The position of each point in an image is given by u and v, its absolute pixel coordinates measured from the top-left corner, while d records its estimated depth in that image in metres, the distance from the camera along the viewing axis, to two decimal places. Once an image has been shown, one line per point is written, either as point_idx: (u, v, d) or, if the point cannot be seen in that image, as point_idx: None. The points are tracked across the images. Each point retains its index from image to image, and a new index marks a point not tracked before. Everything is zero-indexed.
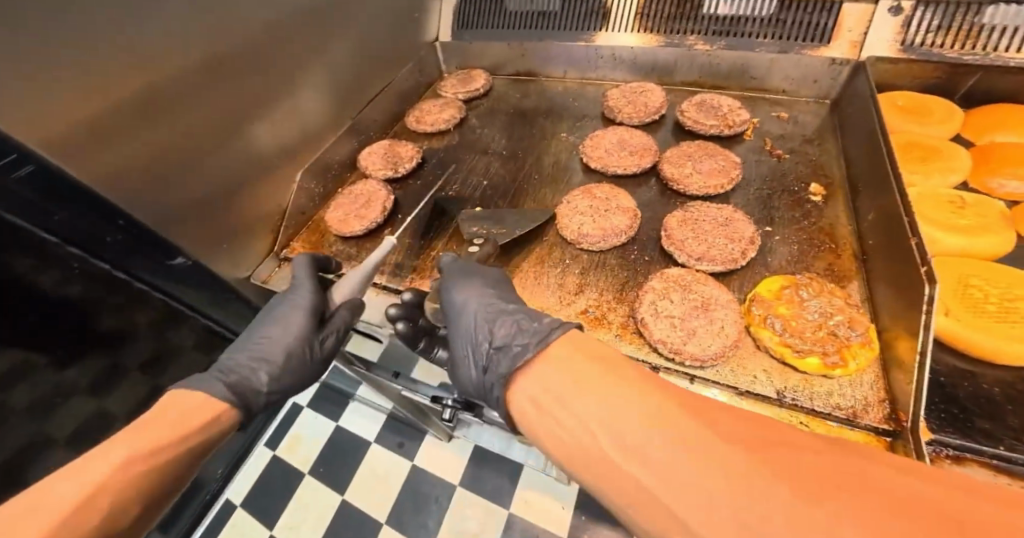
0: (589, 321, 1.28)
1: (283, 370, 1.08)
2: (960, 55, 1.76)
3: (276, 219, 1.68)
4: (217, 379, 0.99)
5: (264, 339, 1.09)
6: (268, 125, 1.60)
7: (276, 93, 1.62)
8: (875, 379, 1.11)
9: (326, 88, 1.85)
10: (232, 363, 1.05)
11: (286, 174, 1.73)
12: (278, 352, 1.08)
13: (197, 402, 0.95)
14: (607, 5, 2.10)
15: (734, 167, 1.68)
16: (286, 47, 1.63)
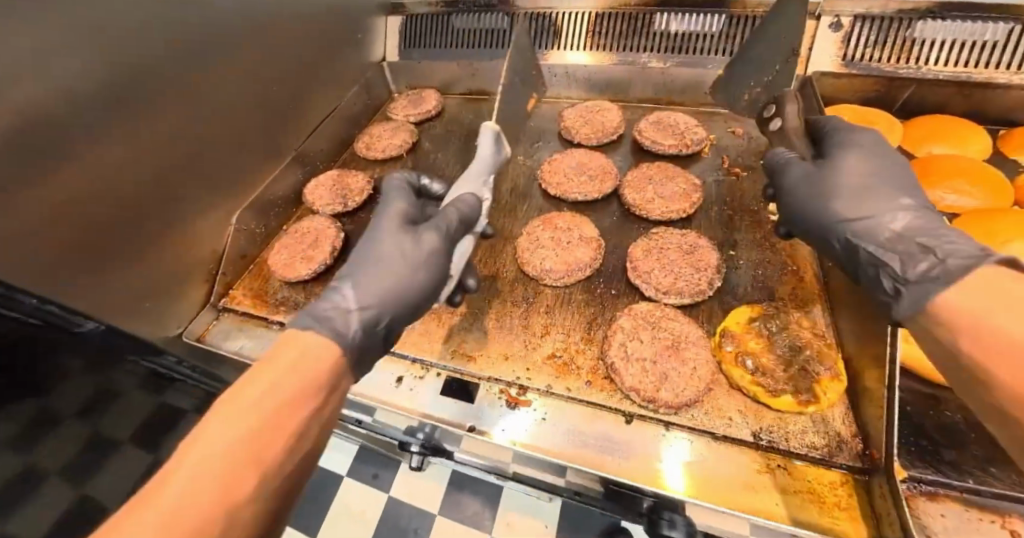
0: (557, 368, 1.25)
1: (385, 295, 1.06)
2: (895, 69, 1.81)
3: (211, 263, 1.59)
4: (309, 312, 0.99)
5: (365, 257, 1.12)
6: (181, 168, 1.48)
7: (191, 131, 1.51)
8: (846, 413, 1.13)
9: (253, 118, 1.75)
10: (345, 283, 1.08)
11: (215, 219, 1.62)
12: (373, 275, 1.08)
13: (311, 339, 0.92)
14: (558, 22, 2.06)
15: (695, 190, 1.66)
16: (196, 81, 1.51)
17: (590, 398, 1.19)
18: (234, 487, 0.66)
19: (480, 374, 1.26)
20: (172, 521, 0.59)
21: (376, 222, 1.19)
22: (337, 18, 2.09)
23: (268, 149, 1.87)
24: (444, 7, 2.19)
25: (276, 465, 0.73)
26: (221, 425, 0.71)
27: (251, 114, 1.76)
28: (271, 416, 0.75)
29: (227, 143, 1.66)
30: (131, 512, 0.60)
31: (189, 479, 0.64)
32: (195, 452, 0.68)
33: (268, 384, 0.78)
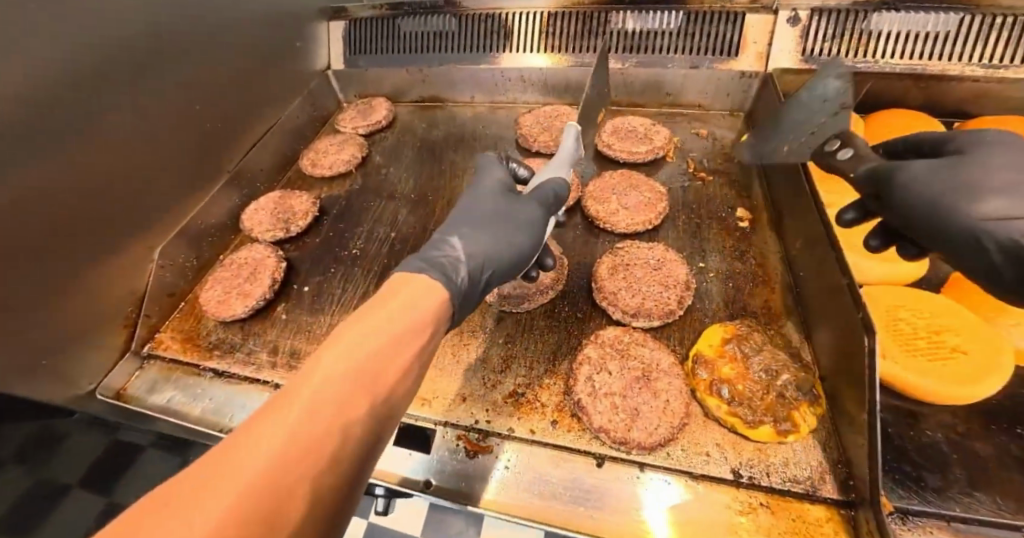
0: (519, 407, 1.19)
1: (491, 248, 1.11)
2: (854, 63, 1.75)
3: (130, 300, 1.45)
4: (423, 257, 1.01)
5: (472, 215, 1.19)
6: (89, 202, 1.32)
7: (103, 161, 1.35)
8: (827, 439, 1.08)
9: (177, 140, 1.60)
10: (452, 237, 1.11)
11: (136, 254, 1.48)
12: (477, 233, 1.13)
13: (428, 282, 0.91)
14: (509, 23, 1.96)
15: (660, 199, 1.58)
16: (111, 105, 1.36)
17: (558, 440, 1.12)
18: (356, 405, 0.62)
19: (439, 420, 1.17)
20: (294, 434, 0.54)
21: (477, 191, 1.28)
22: (274, 25, 1.93)
23: (198, 172, 1.71)
24: (390, 10, 2.08)
25: (390, 396, 0.69)
26: (338, 350, 0.67)
27: (179, 136, 1.60)
28: (384, 347, 0.71)
29: (147, 170, 1.50)
30: (255, 422, 0.55)
31: (312, 394, 0.60)
32: (315, 370, 0.63)
33: (379, 319, 0.75)
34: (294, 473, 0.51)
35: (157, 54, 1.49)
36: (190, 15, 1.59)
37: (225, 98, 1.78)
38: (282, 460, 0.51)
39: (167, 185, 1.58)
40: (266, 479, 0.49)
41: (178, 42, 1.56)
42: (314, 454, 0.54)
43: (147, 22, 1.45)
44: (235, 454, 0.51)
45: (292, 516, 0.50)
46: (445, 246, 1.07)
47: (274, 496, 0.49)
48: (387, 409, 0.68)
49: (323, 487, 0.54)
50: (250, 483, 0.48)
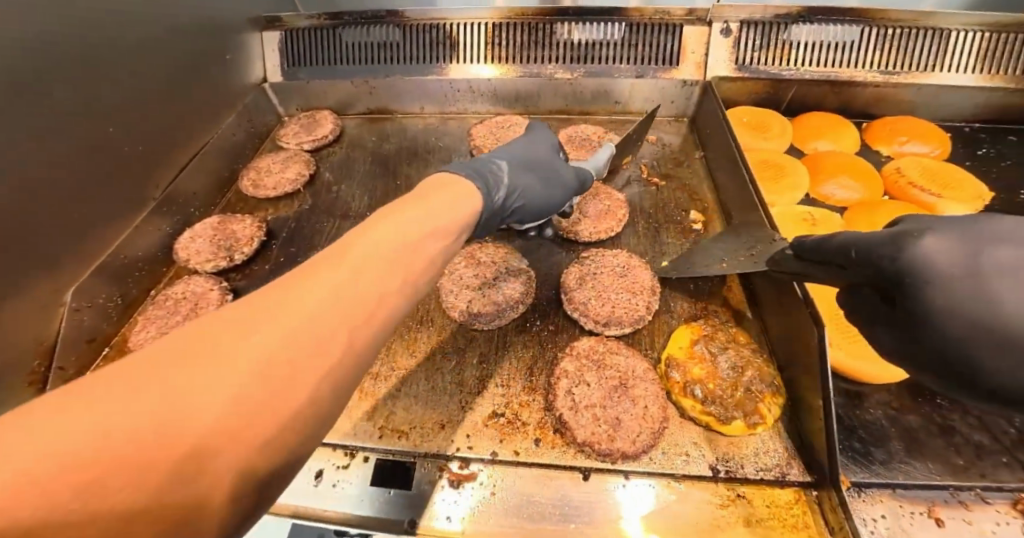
0: (500, 429, 1.18)
1: (523, 185, 1.34)
2: (778, 71, 1.87)
3: (36, 352, 1.35)
4: (474, 169, 1.26)
5: (518, 153, 1.42)
6: None
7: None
8: (791, 424, 1.15)
9: (78, 167, 1.44)
10: (500, 161, 1.34)
11: (40, 297, 1.36)
12: (523, 166, 1.38)
13: (467, 189, 1.12)
14: (454, 34, 1.94)
15: (620, 206, 1.63)
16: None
17: (544, 459, 1.12)
18: (386, 288, 0.73)
19: (415, 451, 1.16)
20: (327, 306, 0.63)
21: (528, 138, 1.53)
22: (197, 38, 1.80)
23: (114, 201, 1.57)
24: (329, 20, 1.99)
25: (414, 287, 0.80)
26: (370, 242, 0.76)
27: (80, 162, 1.44)
28: (406, 250, 0.80)
29: (39, 202, 1.34)
30: (307, 277, 0.66)
31: (346, 274, 0.68)
32: (352, 253, 0.72)
33: (406, 224, 0.84)
34: (332, 331, 0.62)
35: (44, 76, 1.33)
36: (92, 31, 1.44)
37: (140, 119, 1.63)
38: (323, 320, 0.62)
39: (70, 220, 1.43)
40: (300, 337, 0.59)
41: (74, 59, 1.40)
42: (342, 327, 0.64)
43: (30, 37, 1.29)
44: (274, 304, 0.60)
45: (324, 365, 0.61)
46: (493, 165, 1.30)
47: (314, 345, 0.60)
48: (410, 299, 0.79)
49: (348, 349, 0.64)
50: (285, 333, 0.58)
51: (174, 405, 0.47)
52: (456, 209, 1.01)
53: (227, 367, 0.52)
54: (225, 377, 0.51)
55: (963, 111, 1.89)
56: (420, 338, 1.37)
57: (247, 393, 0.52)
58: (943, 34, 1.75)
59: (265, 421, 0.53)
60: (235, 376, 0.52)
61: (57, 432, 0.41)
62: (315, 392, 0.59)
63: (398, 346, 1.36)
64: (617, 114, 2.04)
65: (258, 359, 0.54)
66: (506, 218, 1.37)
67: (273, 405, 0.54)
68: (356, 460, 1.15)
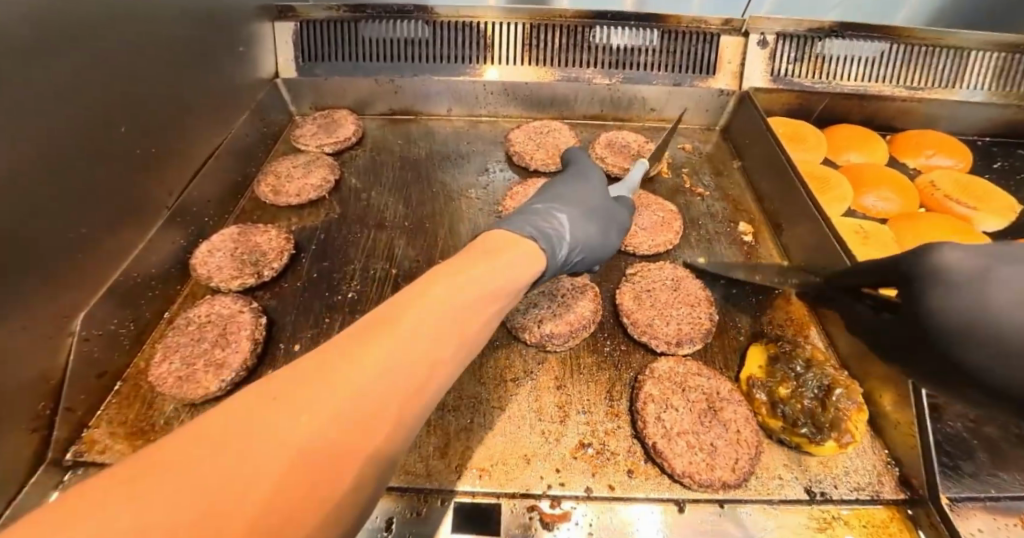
0: (590, 461, 1.12)
1: (581, 234, 1.23)
2: (811, 84, 1.91)
3: (42, 391, 1.15)
4: (534, 226, 1.16)
5: (566, 195, 1.32)
6: None
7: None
8: (874, 441, 1.19)
9: (87, 173, 1.26)
10: (548, 210, 1.24)
11: (48, 326, 1.17)
12: (580, 216, 1.26)
13: (530, 252, 1.01)
14: (488, 34, 1.85)
15: (673, 218, 1.61)
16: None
17: (640, 492, 1.08)
18: (442, 346, 0.69)
19: (503, 490, 1.08)
20: (382, 372, 0.59)
21: (578, 177, 1.40)
22: (205, 26, 1.60)
23: (121, 213, 1.37)
24: (349, 13, 1.84)
25: (466, 343, 0.75)
26: (424, 299, 0.72)
27: (89, 167, 1.26)
28: (464, 303, 0.76)
29: (48, 216, 1.16)
30: (366, 337, 0.62)
31: (400, 336, 0.64)
32: (409, 309, 0.69)
33: (464, 277, 0.80)
34: (386, 399, 0.58)
35: (47, 67, 1.13)
36: (104, 17, 1.26)
37: (151, 119, 1.44)
38: (380, 388, 0.58)
39: (81, 235, 1.25)
40: (365, 396, 0.56)
41: (85, 50, 1.22)
42: (393, 398, 0.59)
43: (43, 27, 1.11)
44: (325, 373, 0.56)
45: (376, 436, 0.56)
46: (545, 218, 1.21)
47: (369, 416, 0.56)
48: (461, 358, 0.75)
49: (409, 406, 0.61)
50: (351, 392, 0.55)
51: (245, 470, 0.45)
52: (518, 268, 0.95)
53: (294, 431, 0.49)
54: (293, 441, 0.49)
55: (975, 126, 2.00)
56: (485, 363, 1.30)
57: (311, 459, 0.49)
58: (966, 53, 1.83)
59: (327, 488, 0.50)
60: (301, 441, 0.49)
61: (127, 504, 0.39)
62: (374, 456, 0.56)
63: (462, 373, 1.28)
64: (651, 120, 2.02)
65: (325, 421, 0.51)
66: (567, 271, 1.27)
67: (336, 468, 0.51)
68: (435, 501, 1.06)
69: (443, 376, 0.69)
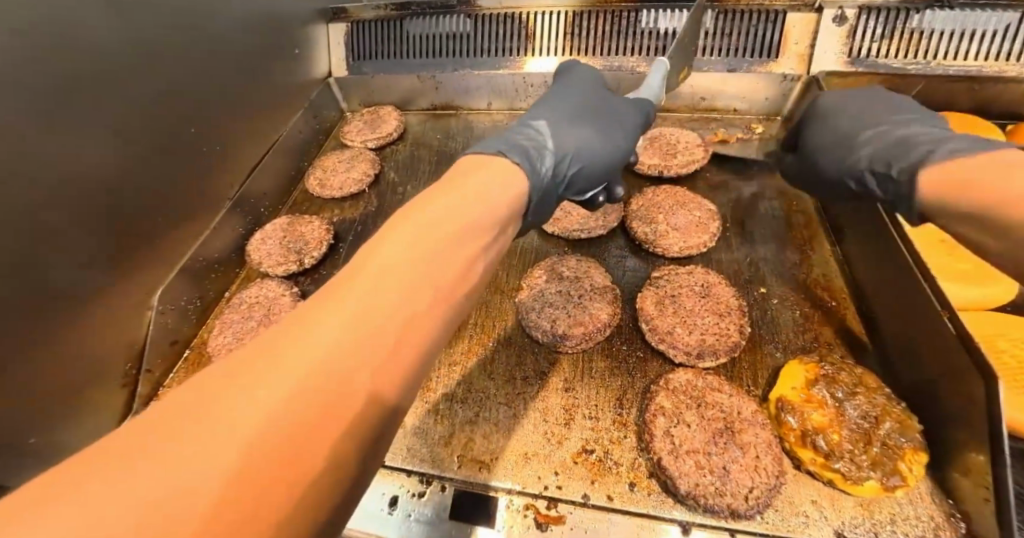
0: (591, 468, 1.05)
1: (571, 144, 1.08)
2: (904, 65, 1.64)
3: (127, 354, 1.33)
4: (507, 140, 1.00)
5: (553, 112, 1.16)
6: (68, 245, 1.16)
7: (78, 207, 1.18)
8: (932, 487, 0.99)
9: (166, 162, 1.42)
10: (531, 124, 1.09)
11: (133, 298, 1.34)
12: (569, 125, 1.13)
13: (501, 166, 0.88)
14: (530, 24, 1.81)
15: (711, 218, 1.48)
16: (76, 139, 1.16)
17: (643, 508, 0.99)
18: (422, 296, 0.60)
19: (499, 485, 1.04)
20: (348, 329, 0.51)
21: (566, 87, 1.26)
22: (265, 29, 1.74)
23: (192, 200, 1.53)
24: (396, 11, 1.91)
25: (457, 292, 0.66)
26: (395, 243, 0.63)
27: (166, 156, 1.42)
28: (446, 245, 0.66)
29: (135, 201, 1.33)
30: (328, 296, 0.55)
31: (367, 288, 0.56)
32: (375, 258, 0.60)
33: (445, 215, 0.70)
34: (358, 357, 0.51)
35: (136, 69, 1.30)
36: (181, 23, 1.43)
37: (217, 115, 1.59)
38: (349, 344, 0.50)
39: (159, 217, 1.42)
40: (332, 356, 0.49)
41: (166, 54, 1.39)
42: (368, 356, 0.52)
43: (130, 37, 1.28)
44: (282, 343, 0.49)
45: (355, 401, 0.49)
46: (526, 131, 1.06)
47: (338, 378, 0.48)
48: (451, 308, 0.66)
49: (397, 354, 0.55)
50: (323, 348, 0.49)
51: (205, 448, 0.40)
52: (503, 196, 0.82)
53: (256, 398, 0.44)
54: (257, 410, 0.43)
55: None
56: (497, 358, 1.26)
57: (275, 435, 0.43)
58: None
59: (323, 444, 0.46)
60: (270, 406, 0.44)
61: (56, 512, 0.34)
62: (365, 410, 0.50)
63: (473, 365, 1.25)
64: (704, 117, 1.87)
65: (295, 385, 0.46)
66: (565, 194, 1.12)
67: (323, 425, 0.46)
68: (434, 489, 1.06)
69: (429, 327, 0.60)
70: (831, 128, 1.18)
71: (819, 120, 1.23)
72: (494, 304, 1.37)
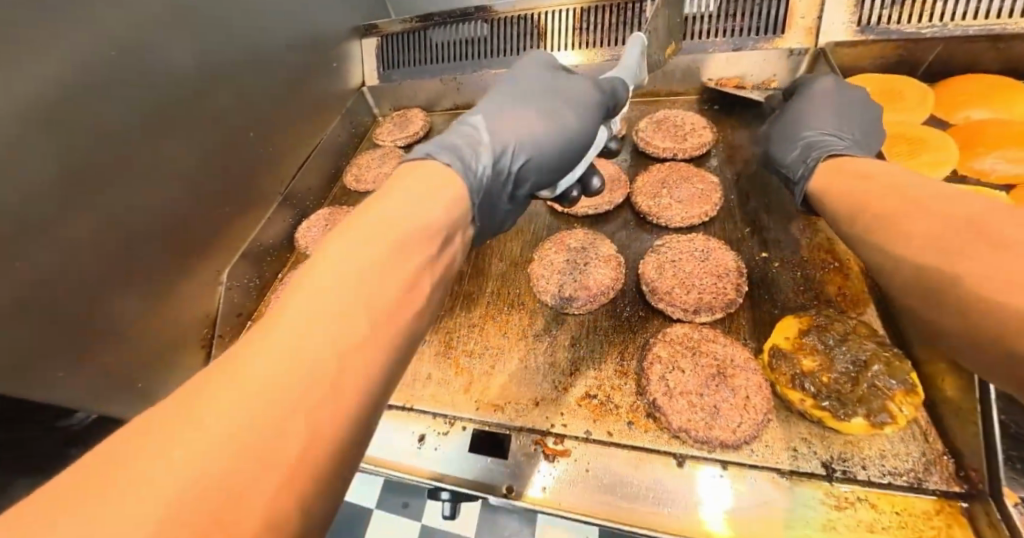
0: (593, 409, 1.16)
1: (516, 136, 1.10)
2: (918, 29, 1.64)
3: (203, 322, 1.55)
4: (444, 139, 1.01)
5: (496, 108, 1.16)
6: (156, 227, 1.39)
7: (162, 199, 1.42)
8: (927, 428, 1.02)
9: (230, 160, 1.66)
10: (473, 121, 1.11)
11: (207, 276, 1.58)
12: (512, 117, 1.13)
13: (434, 168, 0.88)
14: (542, 23, 1.96)
15: (714, 190, 1.55)
16: (162, 139, 1.40)
17: (638, 442, 1.09)
18: (382, 297, 0.58)
19: (513, 425, 1.17)
20: (304, 337, 0.50)
21: (514, 78, 1.25)
22: (310, 46, 1.97)
23: (250, 194, 1.77)
24: (420, 22, 2.11)
25: (421, 295, 0.64)
26: (349, 249, 0.61)
27: (230, 155, 1.66)
28: (403, 246, 0.65)
29: (206, 193, 1.57)
30: (282, 310, 0.53)
31: (320, 295, 0.54)
32: (329, 267, 0.58)
33: (397, 218, 0.69)
34: (315, 363, 0.49)
35: (205, 82, 1.54)
36: (240, 43, 1.67)
37: (270, 120, 1.83)
38: (304, 353, 0.49)
39: (224, 207, 1.65)
40: (289, 366, 0.47)
41: (228, 69, 1.63)
42: (331, 361, 0.50)
43: (200, 55, 1.52)
44: (237, 362, 0.48)
45: (323, 409, 0.47)
46: (467, 129, 1.07)
47: (297, 386, 0.46)
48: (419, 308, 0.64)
49: (364, 356, 0.53)
50: (277, 366, 0.47)
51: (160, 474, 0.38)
52: (456, 201, 0.82)
53: (210, 424, 0.42)
54: (222, 425, 0.42)
55: None
56: (510, 320, 1.39)
57: (234, 451, 0.41)
58: None
59: (293, 452, 0.44)
60: (227, 423, 0.42)
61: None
62: (337, 416, 0.48)
63: (490, 327, 1.39)
64: (729, 87, 1.84)
65: (261, 391, 0.45)
66: (517, 185, 1.13)
67: (288, 434, 0.44)
68: (457, 428, 1.19)
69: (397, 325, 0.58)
70: (792, 123, 1.38)
71: (787, 112, 1.42)
72: (508, 275, 1.50)
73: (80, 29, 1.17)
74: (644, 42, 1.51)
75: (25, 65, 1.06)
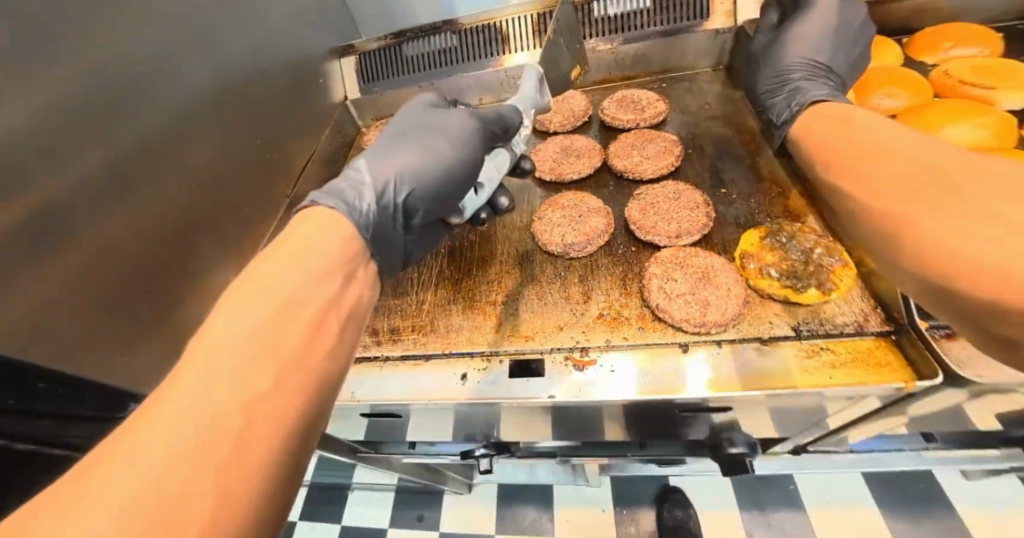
0: (608, 323, 1.38)
1: (401, 169, 1.08)
2: None
3: None
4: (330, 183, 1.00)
5: (384, 145, 1.14)
6: (186, 228, 1.49)
7: (186, 202, 1.50)
8: (863, 291, 1.29)
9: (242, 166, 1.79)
10: (358, 161, 1.08)
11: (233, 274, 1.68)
12: (399, 153, 1.12)
13: (320, 220, 0.88)
14: (503, 30, 2.22)
15: (674, 145, 1.85)
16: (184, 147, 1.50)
17: (649, 341, 1.31)
18: (274, 352, 0.65)
19: (543, 347, 1.36)
20: (201, 400, 0.57)
21: (403, 114, 1.24)
22: (300, 64, 2.15)
23: (260, 200, 1.90)
24: (394, 39, 2.32)
25: (319, 343, 0.71)
26: (240, 309, 0.68)
27: (240, 163, 1.78)
28: (293, 299, 0.72)
29: (225, 198, 1.68)
30: (176, 379, 0.60)
31: (217, 357, 0.62)
32: (216, 333, 0.65)
33: (283, 273, 0.74)
34: (213, 421, 0.56)
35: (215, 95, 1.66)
36: (241, 60, 1.81)
37: (271, 130, 1.97)
38: (204, 413, 0.56)
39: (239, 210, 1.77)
40: (191, 426, 0.55)
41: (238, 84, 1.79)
42: (231, 416, 0.57)
43: (210, 70, 1.64)
44: (140, 431, 0.54)
45: (230, 457, 0.55)
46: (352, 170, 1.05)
47: (200, 443, 0.54)
48: (320, 352, 0.71)
49: (262, 404, 0.60)
50: (188, 401, 0.57)
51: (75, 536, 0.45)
52: (345, 245, 0.86)
53: (146, 452, 0.52)
54: (130, 487, 0.49)
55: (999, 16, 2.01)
56: (524, 270, 1.60)
57: (142, 508, 0.48)
58: None
59: (201, 501, 0.51)
60: (136, 484, 0.50)
61: None
62: (242, 463, 0.56)
63: (507, 279, 1.59)
64: None
65: (169, 450, 0.52)
66: (411, 218, 1.10)
67: (189, 487, 0.51)
68: (494, 360, 1.36)
69: (294, 373, 0.65)
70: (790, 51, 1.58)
71: (788, 37, 1.61)
72: (515, 236, 1.72)
73: (113, 40, 1.27)
74: (537, 73, 1.56)
75: (72, 72, 1.15)
